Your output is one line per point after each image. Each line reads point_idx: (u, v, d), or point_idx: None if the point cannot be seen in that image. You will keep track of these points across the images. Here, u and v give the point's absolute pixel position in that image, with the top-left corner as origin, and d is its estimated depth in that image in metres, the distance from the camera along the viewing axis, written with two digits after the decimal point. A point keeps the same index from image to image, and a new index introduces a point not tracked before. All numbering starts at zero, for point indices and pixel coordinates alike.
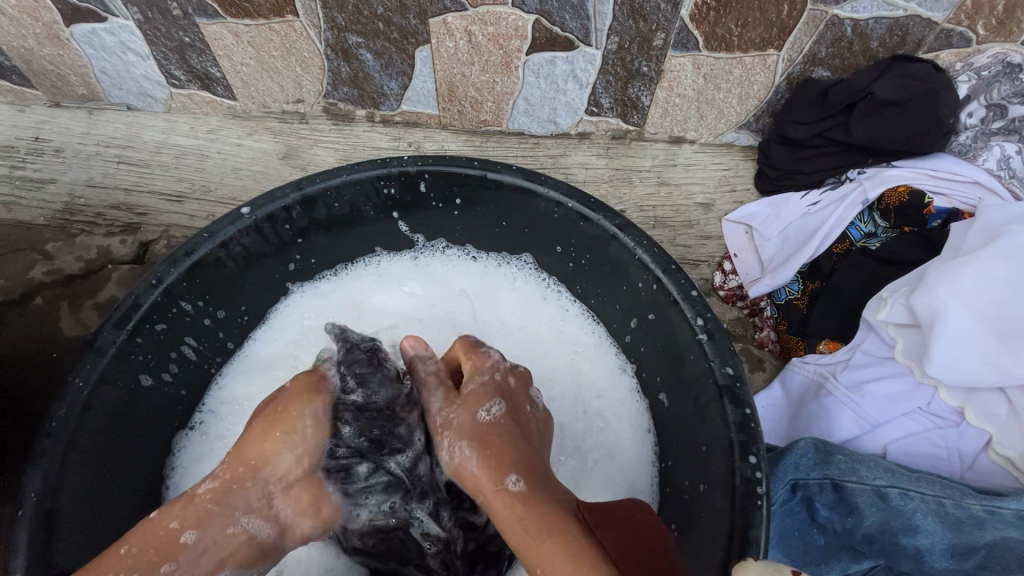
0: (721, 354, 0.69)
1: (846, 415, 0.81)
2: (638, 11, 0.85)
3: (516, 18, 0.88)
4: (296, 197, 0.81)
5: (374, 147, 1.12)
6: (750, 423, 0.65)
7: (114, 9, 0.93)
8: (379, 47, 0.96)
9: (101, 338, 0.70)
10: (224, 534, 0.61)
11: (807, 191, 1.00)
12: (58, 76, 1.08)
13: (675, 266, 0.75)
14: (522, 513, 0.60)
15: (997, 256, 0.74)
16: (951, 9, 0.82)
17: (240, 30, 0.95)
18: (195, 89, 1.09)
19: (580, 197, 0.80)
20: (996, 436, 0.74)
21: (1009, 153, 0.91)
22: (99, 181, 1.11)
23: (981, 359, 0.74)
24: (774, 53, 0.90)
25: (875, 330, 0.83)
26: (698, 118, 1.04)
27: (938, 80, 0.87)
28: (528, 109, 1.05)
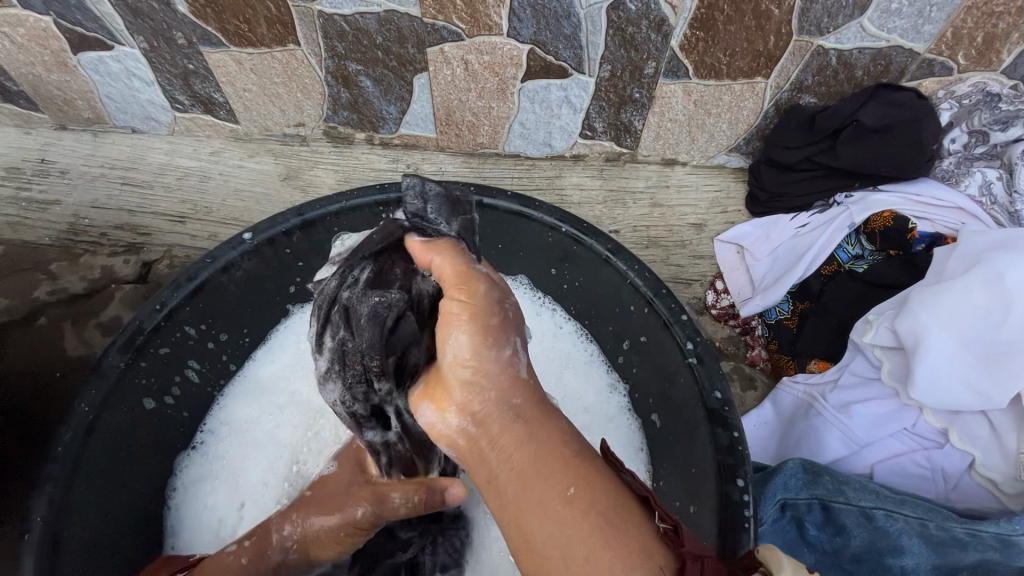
0: (710, 378, 0.71)
1: (834, 434, 0.82)
2: (630, 41, 0.88)
3: (511, 47, 0.91)
4: (297, 222, 0.83)
5: (373, 168, 1.15)
6: (738, 447, 0.66)
7: (121, 38, 0.95)
8: (379, 74, 0.99)
9: (106, 363, 0.72)
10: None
11: (797, 214, 1.03)
12: (64, 101, 1.10)
13: (666, 291, 0.77)
14: (550, 441, 0.46)
15: (978, 282, 0.76)
16: (931, 40, 0.85)
17: (243, 57, 0.98)
18: (198, 113, 1.12)
19: (573, 222, 0.82)
20: (979, 458, 0.76)
21: (991, 178, 0.93)
22: (103, 203, 1.14)
23: (965, 381, 0.75)
24: (762, 80, 0.93)
25: (862, 352, 0.86)
26: (690, 141, 1.07)
27: (921, 107, 0.90)
28: (524, 133, 1.08)
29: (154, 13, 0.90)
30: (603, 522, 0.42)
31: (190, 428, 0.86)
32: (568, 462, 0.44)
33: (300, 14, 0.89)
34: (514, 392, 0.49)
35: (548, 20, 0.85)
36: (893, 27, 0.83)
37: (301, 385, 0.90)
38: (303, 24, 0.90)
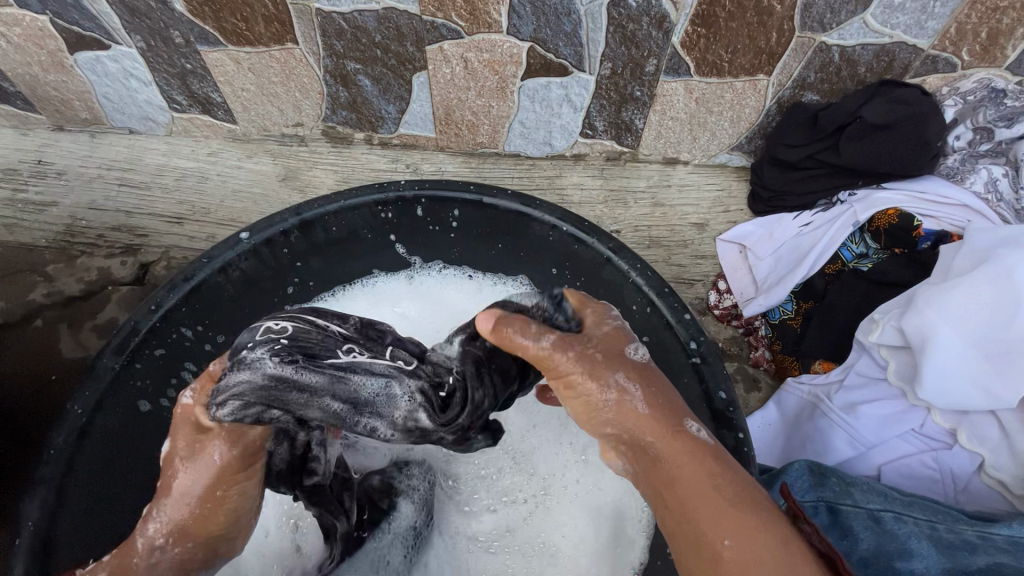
0: (714, 378, 0.70)
1: (840, 436, 0.81)
2: (630, 39, 0.87)
3: (511, 45, 0.90)
4: (295, 222, 0.82)
5: (372, 168, 1.14)
6: (744, 448, 0.65)
7: (118, 37, 0.95)
8: (377, 73, 0.98)
9: (101, 363, 0.71)
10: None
11: (799, 213, 1.02)
12: (61, 101, 1.10)
13: (669, 290, 0.76)
14: (713, 486, 0.51)
15: (985, 279, 0.75)
16: (935, 36, 0.84)
17: (241, 57, 0.97)
18: (196, 113, 1.11)
19: (574, 220, 0.81)
20: (988, 458, 0.74)
21: (996, 176, 0.92)
22: (100, 204, 1.13)
23: (972, 380, 0.74)
24: (764, 78, 0.92)
25: (867, 352, 0.84)
26: (691, 140, 1.06)
27: (926, 104, 0.89)
28: (524, 132, 1.07)
29: (151, 12, 0.90)
30: (767, 552, 0.48)
31: None
32: (728, 503, 0.50)
33: (298, 12, 0.88)
34: (656, 427, 0.55)
35: (548, 17, 0.85)
36: (897, 23, 0.82)
37: None
38: (301, 22, 0.90)
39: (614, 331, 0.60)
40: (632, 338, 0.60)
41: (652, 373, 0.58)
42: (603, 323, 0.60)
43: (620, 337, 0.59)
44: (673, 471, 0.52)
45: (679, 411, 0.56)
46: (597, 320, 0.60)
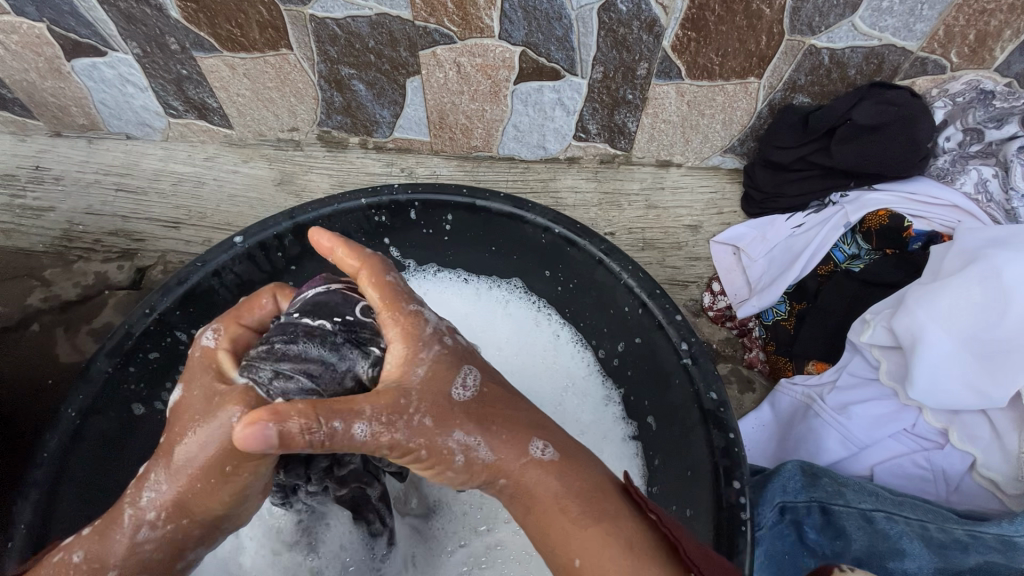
0: (705, 378, 0.70)
1: (833, 436, 0.81)
2: (622, 42, 0.88)
3: (503, 49, 0.91)
4: (289, 226, 0.82)
5: (367, 172, 1.14)
6: (734, 448, 0.66)
7: (114, 44, 0.96)
8: (371, 78, 0.99)
9: (95, 367, 0.71)
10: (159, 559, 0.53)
11: (792, 214, 1.02)
12: (59, 108, 1.11)
13: (660, 291, 0.76)
14: (583, 490, 0.52)
15: (974, 280, 0.75)
16: (924, 39, 0.85)
17: (236, 62, 0.98)
18: (193, 118, 1.12)
19: (567, 223, 0.82)
20: (979, 458, 0.75)
21: (986, 176, 0.92)
22: (97, 209, 1.13)
23: (962, 380, 0.75)
24: (755, 81, 0.93)
25: (860, 352, 0.84)
26: (684, 142, 1.06)
27: (915, 106, 0.90)
28: (518, 135, 1.08)
29: (147, 19, 0.90)
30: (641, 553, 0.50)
31: None
32: (590, 502, 0.52)
33: (292, 19, 0.89)
34: (518, 434, 0.53)
35: (539, 21, 0.85)
36: (885, 25, 0.83)
37: None
38: (295, 28, 0.91)
39: (432, 365, 0.52)
40: (457, 365, 0.52)
41: (484, 400, 0.52)
42: (416, 356, 0.52)
43: (430, 369, 0.51)
44: (529, 500, 0.52)
45: (521, 431, 0.53)
46: (411, 351, 0.52)
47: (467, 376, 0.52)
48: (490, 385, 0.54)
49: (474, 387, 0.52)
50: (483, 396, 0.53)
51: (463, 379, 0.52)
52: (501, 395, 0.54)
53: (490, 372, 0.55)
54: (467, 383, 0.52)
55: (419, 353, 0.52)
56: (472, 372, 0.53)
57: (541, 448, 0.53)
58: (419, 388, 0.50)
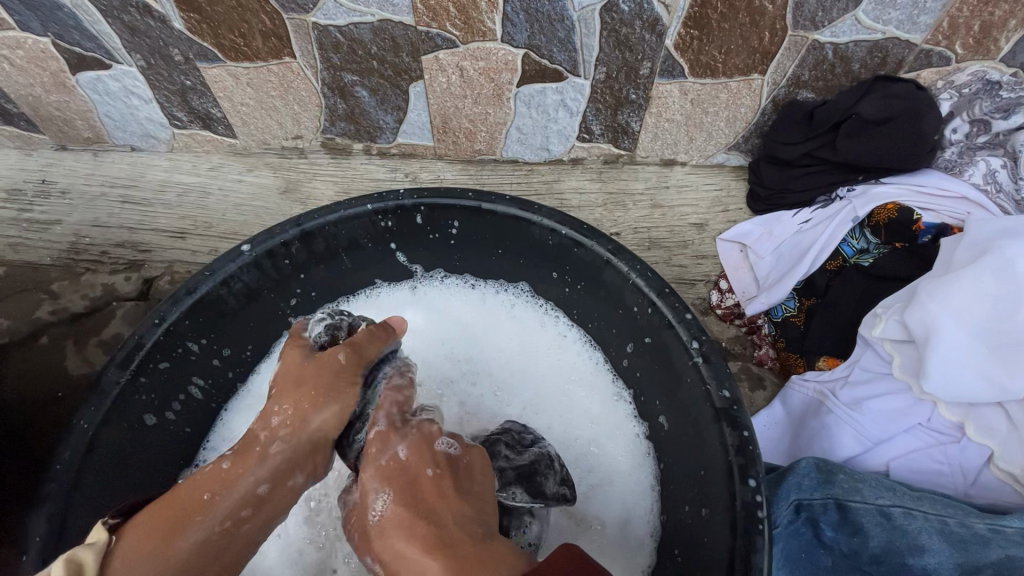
0: (717, 376, 0.70)
1: (847, 432, 0.81)
2: (624, 43, 0.88)
3: (506, 52, 0.91)
4: (295, 233, 0.82)
5: (372, 178, 1.15)
6: (749, 446, 0.65)
7: (118, 57, 0.96)
8: (374, 84, 1.00)
9: (105, 379, 0.71)
10: (285, 487, 0.65)
11: (799, 210, 1.01)
12: (64, 121, 1.11)
13: (669, 290, 0.76)
14: None
15: (986, 272, 0.75)
16: (928, 31, 0.84)
17: (239, 72, 0.98)
18: (197, 129, 1.13)
19: (574, 224, 0.81)
20: (997, 451, 0.74)
21: (994, 167, 0.91)
22: (104, 221, 1.14)
23: (976, 374, 0.74)
24: (759, 77, 0.93)
25: (872, 347, 0.84)
26: (688, 141, 1.06)
27: (921, 98, 0.89)
28: (521, 138, 1.08)
29: (151, 31, 0.91)
30: None
31: (195, 441, 0.86)
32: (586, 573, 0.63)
33: (295, 27, 0.89)
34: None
35: (541, 24, 0.86)
36: (889, 18, 0.83)
37: None
38: (298, 36, 0.91)
39: (377, 477, 0.63)
40: (376, 492, 0.62)
41: (392, 522, 0.58)
42: (371, 462, 0.64)
43: (414, 449, 0.65)
44: None
45: (407, 558, 0.55)
46: (372, 464, 0.64)
47: (382, 496, 0.61)
48: (398, 510, 0.59)
49: (382, 506, 0.60)
50: (408, 496, 0.60)
51: (379, 497, 0.61)
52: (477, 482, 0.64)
53: (405, 487, 0.61)
54: (376, 509, 0.61)
55: (376, 459, 0.64)
56: (376, 498, 0.61)
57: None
58: (361, 504, 0.63)
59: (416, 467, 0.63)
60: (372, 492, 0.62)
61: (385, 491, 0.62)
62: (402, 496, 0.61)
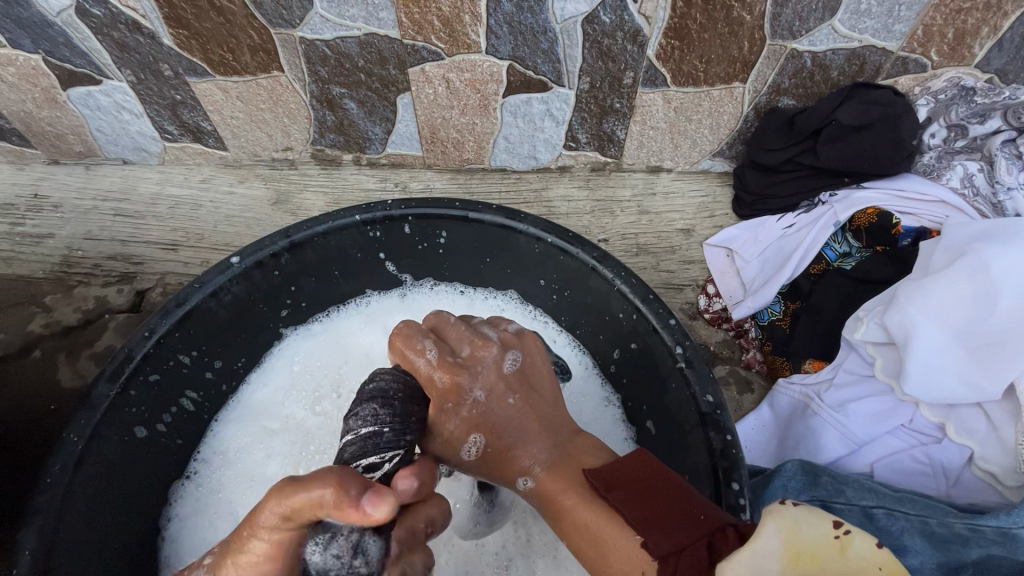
0: (701, 381, 0.71)
1: (832, 434, 0.82)
2: (607, 53, 0.89)
3: (491, 64, 0.92)
4: (284, 245, 0.83)
5: (362, 189, 1.16)
6: (732, 450, 0.66)
7: (109, 72, 0.98)
8: (362, 96, 1.01)
9: (96, 392, 0.72)
10: None
11: (782, 215, 1.03)
12: (56, 136, 1.12)
13: (653, 296, 0.77)
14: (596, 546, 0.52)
15: (962, 275, 0.76)
16: (903, 39, 0.86)
17: (229, 86, 1.00)
18: (188, 142, 1.14)
19: (558, 232, 0.82)
20: (977, 451, 0.75)
21: (971, 171, 0.93)
22: (96, 234, 1.15)
23: (954, 375, 0.75)
24: (740, 85, 0.94)
25: (855, 349, 0.85)
26: (673, 148, 1.08)
27: (899, 105, 0.91)
28: (509, 147, 1.09)
29: (141, 47, 0.92)
30: (615, 538, 0.50)
31: (185, 452, 0.86)
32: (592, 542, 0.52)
33: (283, 41, 0.91)
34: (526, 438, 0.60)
35: (525, 36, 0.87)
36: (864, 27, 0.85)
37: (296, 407, 0.90)
38: (286, 51, 0.92)
39: (464, 422, 0.61)
40: (467, 433, 0.61)
41: (490, 456, 0.61)
42: (454, 412, 0.61)
43: (490, 387, 0.61)
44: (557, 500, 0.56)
45: (509, 470, 0.60)
46: (454, 384, 0.60)
47: (515, 355, 0.64)
48: (525, 368, 0.64)
49: (516, 363, 0.63)
50: (525, 374, 0.63)
51: (512, 358, 0.63)
52: (545, 383, 0.64)
53: (516, 376, 0.63)
54: (512, 361, 0.63)
55: (459, 410, 0.61)
56: (514, 354, 0.63)
57: (525, 483, 0.59)
58: (450, 405, 0.61)
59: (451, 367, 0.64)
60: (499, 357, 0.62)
61: (518, 351, 0.64)
62: (495, 434, 0.60)
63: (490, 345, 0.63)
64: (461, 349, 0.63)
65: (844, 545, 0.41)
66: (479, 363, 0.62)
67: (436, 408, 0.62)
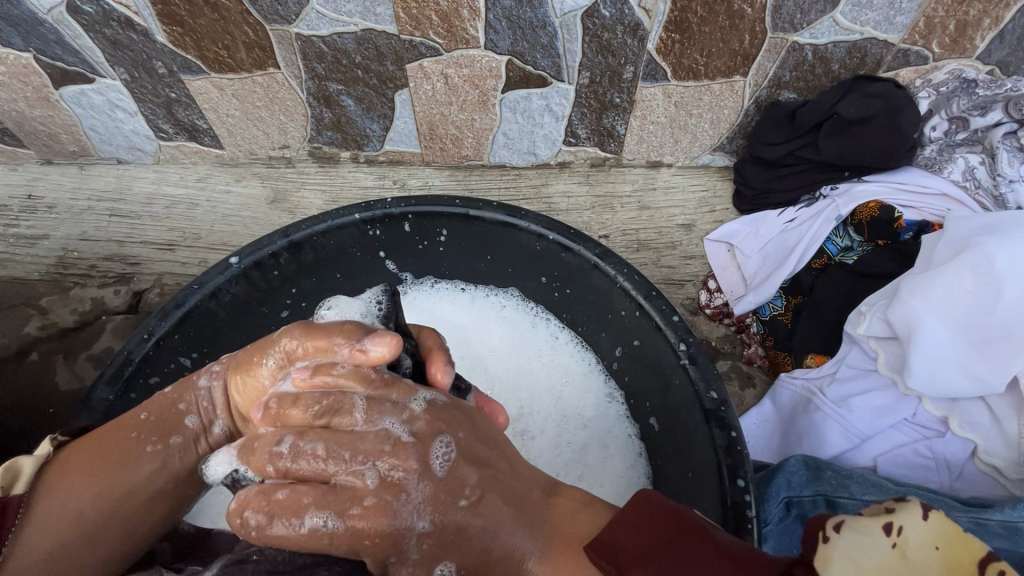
0: (705, 377, 0.70)
1: (835, 429, 0.82)
2: (607, 48, 0.89)
3: (490, 59, 0.91)
4: (283, 244, 0.83)
5: (360, 186, 1.15)
6: (737, 447, 0.66)
7: (102, 70, 0.96)
8: (359, 93, 1.00)
9: (96, 397, 0.72)
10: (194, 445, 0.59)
11: (783, 209, 1.03)
12: (48, 135, 1.11)
13: (656, 293, 0.77)
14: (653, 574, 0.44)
15: (964, 269, 0.76)
16: (905, 31, 0.86)
17: (224, 83, 0.98)
18: (183, 140, 1.12)
19: (560, 229, 0.82)
20: (980, 445, 0.75)
21: (973, 164, 0.93)
22: (92, 235, 1.13)
23: (958, 368, 0.75)
24: (741, 79, 0.94)
25: (857, 344, 0.85)
26: (673, 143, 1.07)
27: (900, 97, 0.90)
28: (508, 143, 1.08)
29: (134, 44, 0.91)
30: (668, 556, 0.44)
31: None
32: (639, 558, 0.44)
33: (278, 38, 0.89)
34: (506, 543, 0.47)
35: (524, 30, 0.86)
36: (866, 20, 0.84)
37: None
38: (281, 47, 0.91)
39: (424, 550, 0.46)
40: (432, 565, 0.46)
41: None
42: (404, 561, 0.46)
43: (434, 510, 0.46)
44: None
45: None
46: (378, 528, 0.44)
47: (445, 442, 0.48)
48: (461, 450, 0.49)
49: (445, 451, 0.47)
50: (465, 456, 0.48)
51: (441, 449, 0.47)
52: (489, 453, 0.50)
53: (454, 480, 0.47)
54: (442, 453, 0.47)
55: (410, 556, 0.46)
56: (444, 437, 0.48)
57: None
58: (385, 551, 0.46)
59: (332, 357, 0.52)
60: (427, 453, 0.47)
61: (444, 436, 0.48)
62: (464, 549, 0.46)
63: (404, 451, 0.46)
64: (362, 480, 0.45)
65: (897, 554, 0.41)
66: (398, 497, 0.45)
67: (374, 545, 0.45)
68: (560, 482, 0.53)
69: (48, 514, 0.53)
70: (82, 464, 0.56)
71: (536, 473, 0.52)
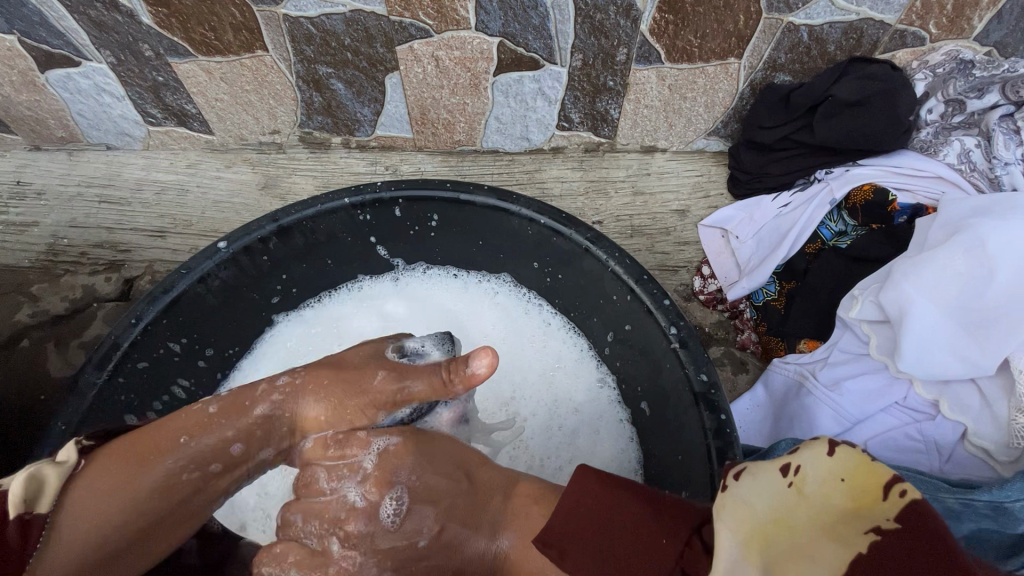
0: (695, 361, 0.70)
1: (827, 413, 0.81)
2: (599, 29, 0.87)
3: (481, 41, 0.90)
4: (272, 229, 0.82)
5: (352, 172, 1.14)
6: (726, 429, 0.66)
7: (88, 53, 0.94)
8: (349, 76, 0.99)
9: (83, 380, 0.71)
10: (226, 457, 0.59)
11: (777, 194, 1.02)
12: (36, 121, 1.09)
13: (648, 277, 0.76)
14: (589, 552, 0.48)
15: (957, 251, 0.75)
16: (902, 11, 0.84)
17: (213, 66, 0.97)
18: (172, 126, 1.11)
19: (551, 213, 0.81)
20: (971, 428, 0.75)
21: (969, 147, 0.92)
22: (82, 222, 1.12)
23: (950, 351, 0.75)
24: (735, 61, 0.92)
25: (850, 328, 0.85)
26: (667, 127, 1.06)
27: (896, 79, 0.89)
28: (500, 128, 1.07)
29: (119, 26, 0.89)
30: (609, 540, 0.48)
31: None
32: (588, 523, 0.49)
33: (266, 20, 0.88)
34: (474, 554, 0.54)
35: (515, 11, 0.85)
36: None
37: None
38: (269, 29, 0.89)
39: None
40: None
41: None
42: None
43: (391, 548, 0.53)
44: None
45: None
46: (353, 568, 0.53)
47: (394, 494, 0.54)
48: (412, 489, 0.55)
49: (393, 500, 0.54)
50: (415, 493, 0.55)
51: (390, 501, 0.54)
52: (439, 479, 0.56)
53: (411, 517, 0.54)
54: (391, 503, 0.54)
55: None
56: (389, 491, 0.54)
57: None
58: None
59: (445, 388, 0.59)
60: (376, 505, 0.54)
61: (391, 489, 0.54)
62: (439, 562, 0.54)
63: (354, 513, 0.54)
64: (326, 546, 0.53)
65: (798, 488, 0.41)
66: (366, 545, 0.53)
67: None
68: (516, 479, 0.58)
69: (70, 531, 0.51)
70: (110, 481, 0.54)
71: (493, 475, 0.58)
